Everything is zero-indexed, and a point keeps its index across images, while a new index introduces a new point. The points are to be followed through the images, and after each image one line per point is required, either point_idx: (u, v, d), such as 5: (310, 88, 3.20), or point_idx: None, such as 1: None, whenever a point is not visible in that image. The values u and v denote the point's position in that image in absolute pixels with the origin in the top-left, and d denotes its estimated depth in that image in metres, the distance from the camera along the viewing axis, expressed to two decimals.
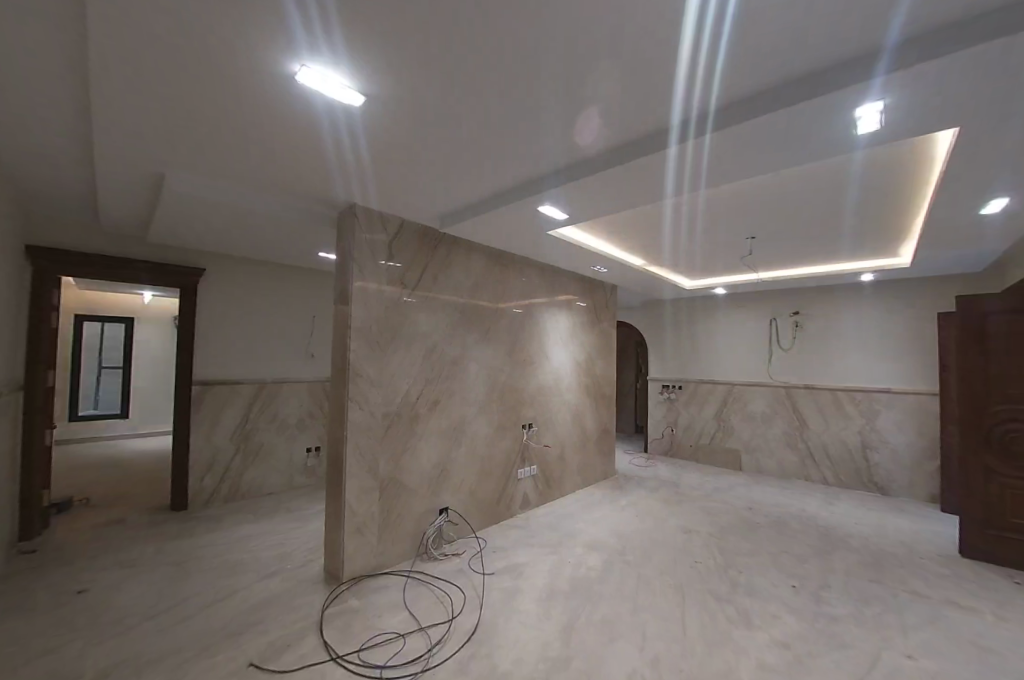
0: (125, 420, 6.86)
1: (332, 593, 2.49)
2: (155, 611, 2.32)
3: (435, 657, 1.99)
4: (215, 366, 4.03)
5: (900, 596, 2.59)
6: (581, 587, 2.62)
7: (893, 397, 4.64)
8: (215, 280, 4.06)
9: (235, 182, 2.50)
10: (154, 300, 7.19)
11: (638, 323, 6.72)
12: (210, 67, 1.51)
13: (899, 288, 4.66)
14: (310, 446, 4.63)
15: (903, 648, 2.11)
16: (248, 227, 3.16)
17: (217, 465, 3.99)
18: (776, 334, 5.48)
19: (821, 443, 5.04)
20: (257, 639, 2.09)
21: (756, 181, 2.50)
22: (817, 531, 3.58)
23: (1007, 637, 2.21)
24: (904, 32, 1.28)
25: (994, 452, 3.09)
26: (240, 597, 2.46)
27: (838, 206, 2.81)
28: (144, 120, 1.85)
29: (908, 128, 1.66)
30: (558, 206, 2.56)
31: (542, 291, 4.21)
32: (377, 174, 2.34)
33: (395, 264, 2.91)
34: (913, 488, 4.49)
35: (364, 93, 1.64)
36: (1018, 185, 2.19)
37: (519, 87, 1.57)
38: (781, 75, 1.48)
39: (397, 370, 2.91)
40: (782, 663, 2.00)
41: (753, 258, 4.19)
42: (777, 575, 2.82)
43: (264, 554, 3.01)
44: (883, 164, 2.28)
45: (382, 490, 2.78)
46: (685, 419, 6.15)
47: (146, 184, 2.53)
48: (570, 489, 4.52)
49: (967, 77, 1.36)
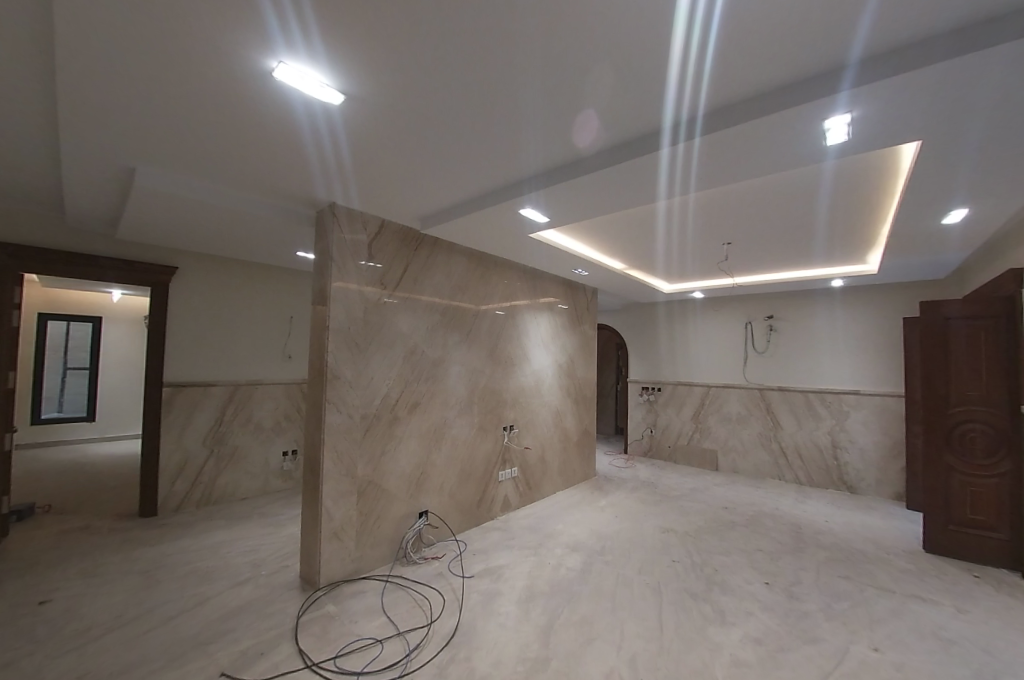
0: (91, 423, 6.59)
1: (308, 600, 2.44)
2: (121, 621, 2.23)
3: (413, 661, 1.97)
4: (187, 366, 3.91)
5: (868, 591, 2.68)
6: (561, 588, 2.64)
7: (861, 399, 4.81)
8: (188, 278, 3.95)
9: (213, 178, 2.42)
10: (123, 300, 6.95)
11: (619, 325, 6.81)
12: (186, 58, 1.45)
13: (867, 294, 4.85)
14: (287, 449, 4.53)
15: (869, 641, 2.19)
16: (223, 224, 3.07)
17: (188, 470, 3.88)
18: (751, 337, 5.62)
19: (794, 443, 5.18)
20: (229, 648, 2.04)
21: (730, 188, 2.57)
22: (788, 529, 3.68)
23: (965, 629, 2.31)
24: (866, 49, 1.34)
25: (955, 451, 3.23)
26: (212, 605, 2.39)
27: (809, 213, 2.90)
28: (117, 112, 1.78)
29: (873, 141, 1.74)
30: (539, 209, 2.58)
31: (523, 293, 4.22)
32: (358, 174, 2.31)
33: (374, 264, 2.88)
34: (879, 485, 4.66)
35: (343, 92, 1.62)
36: (976, 197, 2.31)
37: (501, 87, 1.56)
38: (756, 85, 1.52)
39: (377, 371, 2.87)
40: (755, 659, 2.04)
41: (728, 264, 4.29)
42: (751, 573, 2.89)
43: (237, 560, 2.93)
44: (852, 175, 2.36)
45: (361, 494, 2.75)
46: (664, 421, 6.25)
47: (116, 178, 2.44)
48: (551, 490, 4.54)
49: (926, 93, 1.43)
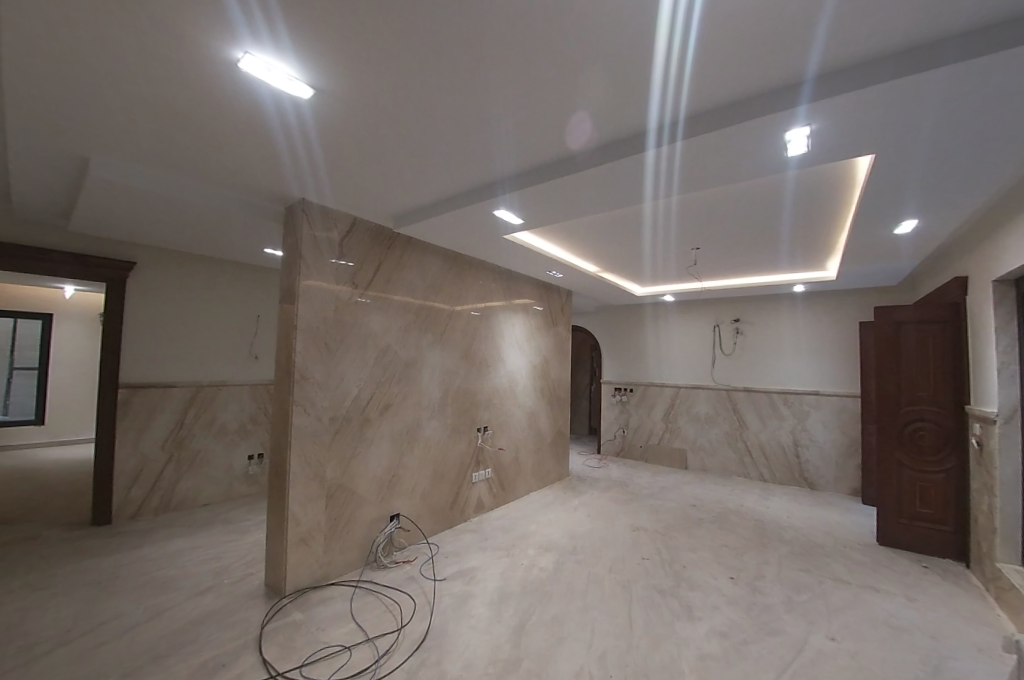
0: (40, 427, 6.20)
1: (273, 608, 2.37)
2: (71, 636, 2.11)
3: (382, 667, 1.94)
4: (147, 368, 3.74)
5: (826, 583, 2.80)
6: (533, 588, 2.65)
7: (821, 399, 5.04)
8: (147, 275, 3.77)
9: (176, 169, 2.31)
10: (77, 296, 6.59)
11: (593, 327, 6.88)
12: (147, 40, 1.37)
13: (826, 299, 5.08)
14: (252, 453, 4.39)
15: (827, 631, 2.28)
16: (187, 219, 2.94)
17: (146, 475, 3.70)
18: (718, 339, 5.78)
19: (759, 442, 5.38)
20: (188, 661, 1.95)
21: (698, 195, 2.64)
22: (752, 525, 3.81)
23: (914, 617, 2.45)
24: (820, 66, 1.41)
25: (906, 449, 3.42)
26: (169, 616, 2.29)
27: (772, 221, 3.00)
28: (74, 99, 1.68)
29: (830, 154, 1.82)
30: (513, 211, 2.60)
31: (498, 294, 4.22)
32: (331, 170, 2.25)
33: (345, 263, 2.82)
34: (837, 482, 4.88)
35: (312, 85, 1.58)
36: (923, 209, 2.45)
37: (474, 84, 1.55)
38: (721, 95, 1.58)
39: (347, 371, 2.81)
40: (720, 652, 2.11)
41: (697, 268, 4.40)
42: (717, 568, 2.98)
43: (198, 569, 2.81)
44: (812, 185, 2.47)
45: (330, 498, 2.68)
46: (636, 421, 6.36)
47: (69, 168, 2.30)
48: (525, 490, 4.56)
49: (876, 109, 1.51)
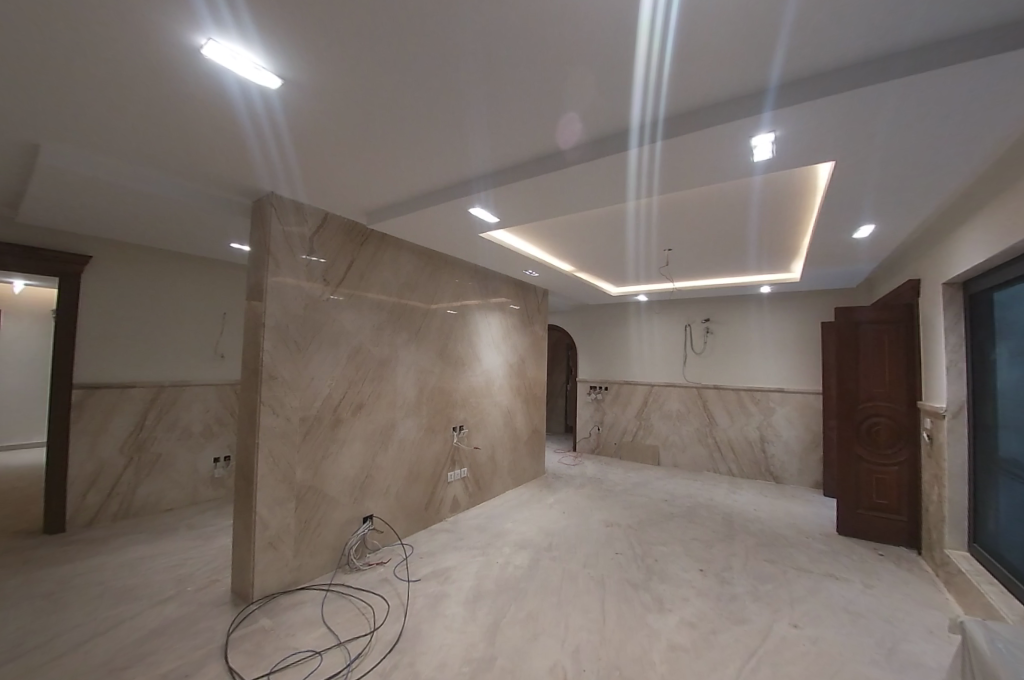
0: None
1: (240, 615, 2.29)
2: (18, 651, 1.98)
3: (353, 670, 1.91)
4: (104, 368, 3.56)
5: (790, 572, 2.92)
6: (508, 586, 2.66)
7: (785, 396, 5.24)
8: (103, 270, 3.58)
9: (138, 158, 2.19)
10: (26, 290, 6.20)
11: (568, 326, 6.95)
12: (104, 22, 1.29)
13: (791, 301, 5.28)
14: (218, 456, 4.24)
15: (789, 618, 2.38)
16: (147, 211, 2.81)
17: (103, 479, 3.52)
18: (689, 339, 5.93)
19: (727, 438, 5.55)
20: (148, 672, 1.88)
21: (668, 198, 2.71)
22: (721, 519, 3.93)
23: (869, 602, 2.58)
24: (783, 75, 1.47)
25: (864, 443, 3.60)
26: (128, 627, 2.19)
27: (739, 224, 3.10)
28: (24, 82, 1.58)
29: (792, 161, 1.90)
30: (489, 210, 2.61)
31: (474, 293, 4.21)
32: (302, 162, 2.18)
33: (316, 260, 2.75)
34: (801, 475, 5.09)
35: (280, 76, 1.53)
36: (880, 214, 2.58)
37: (450, 75, 1.52)
38: (693, 99, 1.61)
39: (318, 370, 2.75)
40: (690, 642, 2.16)
41: (669, 269, 4.49)
42: (687, 560, 3.06)
43: (161, 578, 2.69)
44: (778, 190, 2.56)
45: (300, 500, 2.62)
46: (610, 418, 6.46)
47: (17, 155, 2.15)
48: (501, 489, 4.56)
49: (836, 117, 1.57)
